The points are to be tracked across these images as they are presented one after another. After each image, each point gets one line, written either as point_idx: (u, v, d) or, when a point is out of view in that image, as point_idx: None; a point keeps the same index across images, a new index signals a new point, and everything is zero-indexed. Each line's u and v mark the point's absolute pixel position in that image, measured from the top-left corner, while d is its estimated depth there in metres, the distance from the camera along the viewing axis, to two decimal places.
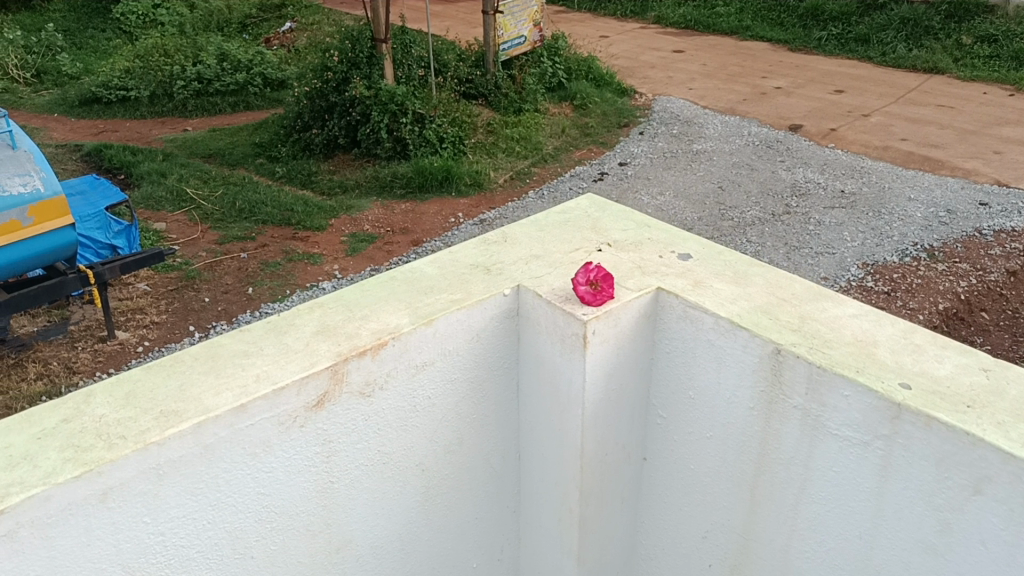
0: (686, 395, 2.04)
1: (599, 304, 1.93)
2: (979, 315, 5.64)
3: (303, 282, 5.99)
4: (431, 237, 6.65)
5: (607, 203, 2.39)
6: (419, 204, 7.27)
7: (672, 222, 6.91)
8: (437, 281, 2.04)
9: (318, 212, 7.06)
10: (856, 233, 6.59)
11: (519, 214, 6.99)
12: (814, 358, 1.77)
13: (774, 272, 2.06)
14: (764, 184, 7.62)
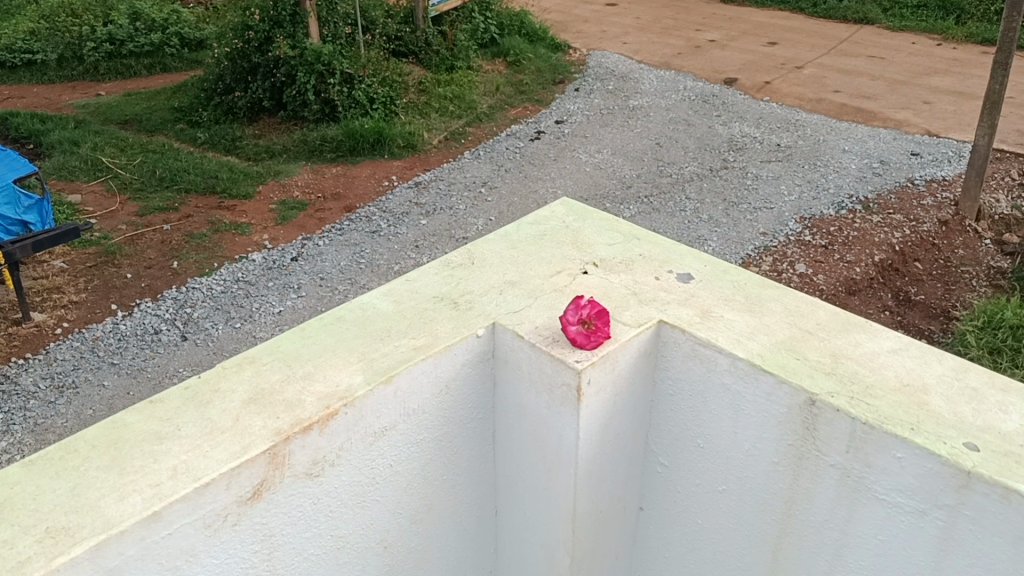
0: (694, 443, 1.74)
1: (593, 348, 1.60)
2: (913, 265, 5.39)
3: (231, 254, 5.51)
4: (364, 202, 6.22)
5: (586, 210, 2.05)
6: (351, 167, 6.81)
7: (613, 180, 6.57)
8: (394, 320, 1.69)
9: (242, 179, 6.54)
10: (793, 186, 6.38)
11: (457, 175, 6.60)
12: (858, 412, 1.47)
13: (792, 295, 1.76)
14: (702, 138, 7.31)
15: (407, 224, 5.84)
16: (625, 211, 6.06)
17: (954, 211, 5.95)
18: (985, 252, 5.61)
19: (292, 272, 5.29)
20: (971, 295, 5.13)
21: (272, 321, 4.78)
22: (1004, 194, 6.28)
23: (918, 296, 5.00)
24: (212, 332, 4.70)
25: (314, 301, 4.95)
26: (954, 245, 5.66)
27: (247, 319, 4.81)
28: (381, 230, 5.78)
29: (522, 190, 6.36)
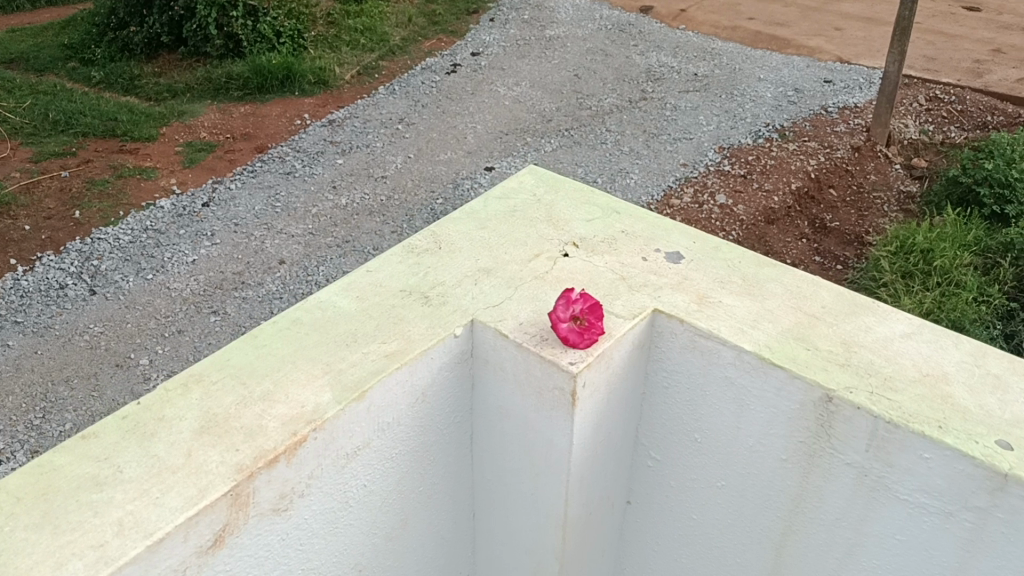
0: (690, 437, 1.61)
1: (587, 347, 1.43)
2: (828, 193, 5.10)
3: (138, 202, 4.98)
4: (277, 142, 5.66)
5: (557, 180, 1.88)
6: (260, 106, 6.14)
7: (531, 113, 6.05)
8: (359, 322, 1.49)
9: (143, 120, 5.89)
10: (711, 116, 5.97)
11: (372, 112, 6.03)
12: (880, 409, 1.35)
13: (790, 273, 1.63)
14: (619, 70, 6.78)
15: (323, 163, 5.39)
16: (545, 145, 5.58)
17: (866, 137, 5.59)
18: (895, 177, 5.29)
19: (205, 220, 4.84)
20: (884, 221, 4.85)
21: (186, 271, 4.41)
22: (911, 118, 5.88)
23: (833, 223, 4.83)
24: (123, 285, 4.32)
25: (230, 249, 4.58)
26: (866, 171, 5.33)
27: (159, 269, 4.42)
28: (296, 170, 5.32)
29: (439, 125, 5.86)
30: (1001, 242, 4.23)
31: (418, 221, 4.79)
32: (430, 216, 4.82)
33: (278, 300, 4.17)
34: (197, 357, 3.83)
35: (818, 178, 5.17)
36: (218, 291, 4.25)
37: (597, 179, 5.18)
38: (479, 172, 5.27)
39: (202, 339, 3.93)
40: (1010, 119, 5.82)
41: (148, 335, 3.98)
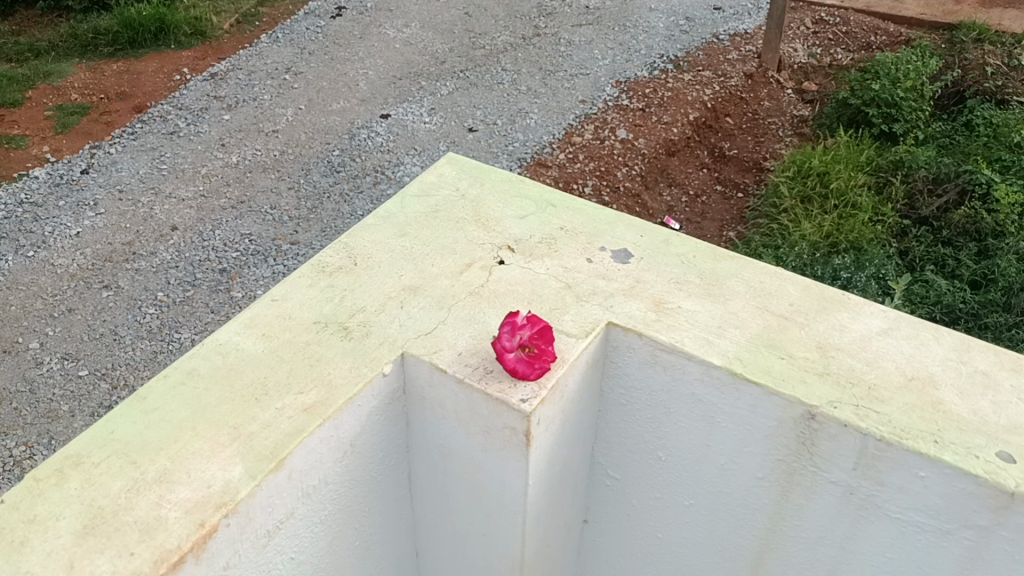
0: (653, 456, 1.46)
1: (538, 378, 1.24)
2: (725, 121, 4.70)
3: (7, 173, 4.32)
4: (156, 100, 4.90)
5: (484, 172, 1.67)
6: (133, 62, 5.32)
7: (423, 56, 5.30)
8: (268, 370, 1.26)
9: (2, 84, 5.05)
10: (605, 49, 5.28)
11: (256, 62, 5.22)
12: (868, 424, 1.22)
13: (751, 267, 1.47)
14: (512, 6, 5.93)
15: (208, 120, 4.68)
16: (441, 88, 4.94)
17: (758, 63, 5.11)
18: (789, 102, 4.88)
19: (85, 188, 4.20)
20: (780, 147, 4.48)
21: (70, 245, 3.86)
22: (800, 42, 5.44)
23: (732, 152, 4.49)
24: (0, 265, 3.76)
25: (117, 219, 4.00)
26: (760, 98, 4.90)
27: (39, 245, 3.86)
28: (180, 129, 4.62)
29: (329, 73, 5.11)
30: (891, 160, 4.04)
31: (315, 175, 4.26)
32: (328, 169, 4.29)
33: (175, 270, 3.71)
34: (91, 335, 3.41)
35: (715, 108, 4.72)
36: (109, 265, 3.75)
37: (496, 121, 4.61)
38: (375, 120, 4.66)
39: (96, 318, 3.49)
40: (894, 40, 5.43)
41: (36, 316, 3.51)
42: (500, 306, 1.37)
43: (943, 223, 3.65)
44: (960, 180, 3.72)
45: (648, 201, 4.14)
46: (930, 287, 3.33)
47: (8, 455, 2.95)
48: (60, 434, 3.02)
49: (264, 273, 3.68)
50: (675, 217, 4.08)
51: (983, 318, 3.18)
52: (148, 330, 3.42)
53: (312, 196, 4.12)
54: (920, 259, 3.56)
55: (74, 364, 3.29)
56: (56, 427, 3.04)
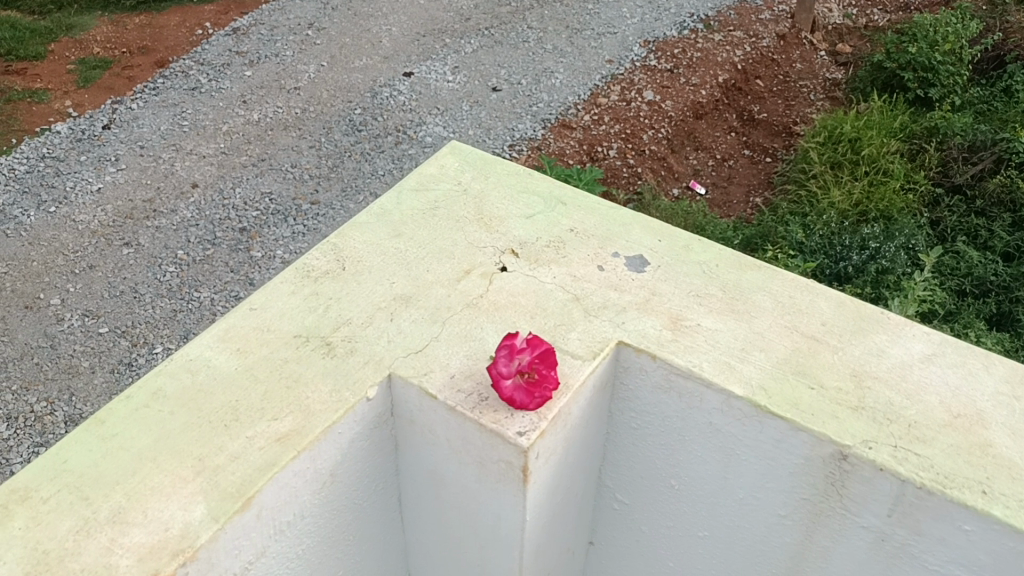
0: (665, 483, 1.33)
1: (537, 407, 1.11)
2: (755, 83, 4.47)
3: (27, 128, 4.05)
4: (179, 55, 4.58)
5: (490, 163, 1.54)
6: (156, 17, 4.96)
7: (448, 12, 4.96)
8: (241, 393, 1.14)
9: (23, 37, 4.72)
10: (633, 6, 5.00)
11: (279, 17, 4.88)
12: (907, 469, 1.08)
13: (779, 278, 1.33)
14: None
15: (231, 77, 4.38)
16: (466, 46, 4.63)
17: (789, 23, 4.87)
18: (821, 65, 4.65)
19: (107, 143, 3.95)
20: (810, 111, 4.27)
21: (90, 201, 3.64)
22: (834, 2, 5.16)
23: (762, 116, 4.27)
24: (22, 221, 3.55)
25: (138, 175, 3.77)
26: (792, 60, 4.66)
27: (60, 201, 3.65)
28: (201, 85, 4.32)
29: (353, 30, 4.80)
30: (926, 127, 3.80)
31: (337, 134, 4.00)
32: (350, 128, 4.02)
33: (196, 229, 3.51)
34: (111, 293, 3.26)
35: (745, 70, 4.48)
36: (129, 222, 3.54)
37: (520, 81, 4.34)
38: (398, 78, 4.37)
39: (116, 276, 3.32)
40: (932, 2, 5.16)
41: (57, 273, 3.35)
42: (502, 320, 1.24)
43: (978, 193, 3.43)
44: (996, 148, 3.50)
45: (674, 166, 3.94)
46: (961, 258, 3.19)
47: (29, 411, 2.85)
48: (81, 390, 2.91)
49: (284, 234, 3.49)
50: (701, 183, 3.91)
51: (1014, 290, 3.03)
52: (167, 289, 3.26)
53: (333, 155, 3.88)
54: (952, 228, 3.36)
55: (94, 322, 3.15)
56: (77, 383, 2.93)
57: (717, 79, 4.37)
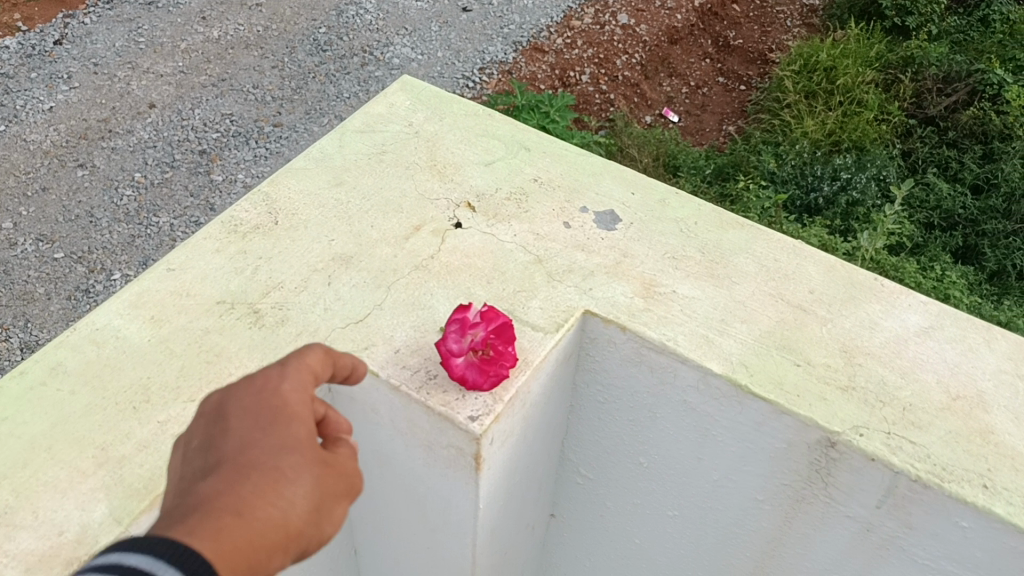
0: (633, 461, 1.21)
1: (492, 387, 0.98)
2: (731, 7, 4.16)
3: None
4: None
5: (443, 102, 1.39)
6: None
7: None
8: (154, 370, 1.00)
9: None
10: None
11: None
12: (901, 459, 0.97)
13: (764, 238, 1.21)
14: None
15: None
16: None
17: None
18: None
19: (59, 60, 3.46)
20: (786, 39, 3.96)
21: (42, 121, 3.19)
22: None
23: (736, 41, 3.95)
24: None
25: (92, 93, 3.31)
26: None
27: (8, 119, 3.19)
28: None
29: None
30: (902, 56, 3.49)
31: (301, 54, 3.55)
32: (314, 48, 3.58)
33: (153, 150, 3.09)
34: (66, 218, 2.88)
35: None
36: (83, 142, 3.12)
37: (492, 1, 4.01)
38: None
39: (70, 199, 2.93)
40: None
41: (6, 195, 2.94)
42: (455, 286, 1.10)
43: (951, 124, 3.13)
44: (970, 79, 3.19)
45: (647, 92, 3.64)
46: (931, 191, 2.89)
47: None
48: (36, 317, 2.61)
49: (247, 159, 3.08)
50: (674, 110, 3.59)
51: (982, 225, 2.76)
52: (125, 214, 2.88)
53: (297, 76, 3.44)
54: (923, 160, 3.05)
55: (48, 247, 2.79)
56: (32, 309, 2.62)
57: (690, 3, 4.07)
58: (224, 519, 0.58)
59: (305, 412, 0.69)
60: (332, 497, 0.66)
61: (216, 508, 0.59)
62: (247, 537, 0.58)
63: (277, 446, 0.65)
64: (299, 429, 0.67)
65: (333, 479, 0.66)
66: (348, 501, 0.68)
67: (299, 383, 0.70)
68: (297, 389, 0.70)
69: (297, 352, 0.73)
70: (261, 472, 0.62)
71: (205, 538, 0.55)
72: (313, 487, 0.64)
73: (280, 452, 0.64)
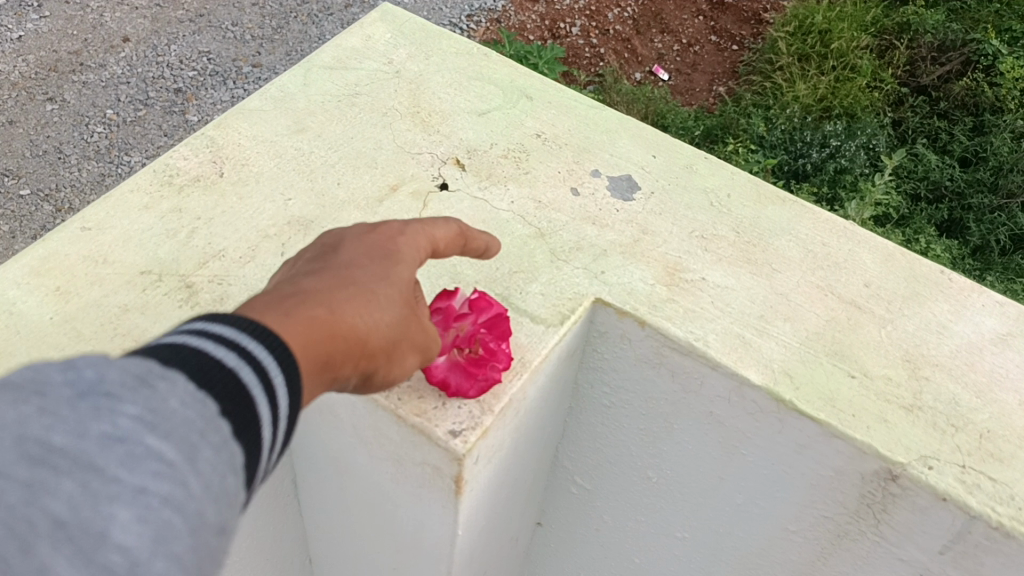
0: (640, 474, 1.03)
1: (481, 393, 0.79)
2: None
3: None
4: None
5: (430, 39, 1.16)
6: None
7: None
8: (55, 357, 0.79)
9: None
10: None
11: None
12: (979, 501, 0.78)
13: (809, 217, 1.01)
14: None
15: None
16: None
17: None
18: None
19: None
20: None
21: (8, 50, 2.55)
22: None
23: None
24: None
25: (64, 23, 2.65)
26: None
27: None
28: None
29: None
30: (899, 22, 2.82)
31: None
32: None
33: (126, 87, 2.50)
34: (30, 153, 2.33)
35: None
36: (53, 74, 2.50)
37: None
38: None
39: (38, 133, 2.37)
40: None
41: None
42: (436, 262, 0.89)
43: (943, 94, 2.54)
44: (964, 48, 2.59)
45: (637, 48, 3.03)
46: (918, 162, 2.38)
47: None
48: None
49: (227, 100, 2.49)
50: (664, 68, 2.98)
51: (969, 199, 2.27)
52: (96, 151, 2.35)
53: (278, 15, 2.77)
54: (913, 131, 2.50)
55: (14, 183, 2.26)
56: None
57: None
58: (314, 314, 0.53)
59: (412, 264, 0.66)
60: (404, 347, 0.63)
61: (308, 302, 0.54)
62: (330, 340, 0.53)
63: (380, 278, 0.62)
64: (402, 274, 0.64)
65: (412, 331, 0.63)
66: (412, 361, 0.65)
67: (416, 240, 0.68)
68: (412, 245, 0.67)
69: (431, 218, 0.70)
70: (358, 290, 0.59)
71: (292, 325, 0.50)
72: (397, 326, 0.60)
73: (382, 284, 0.61)
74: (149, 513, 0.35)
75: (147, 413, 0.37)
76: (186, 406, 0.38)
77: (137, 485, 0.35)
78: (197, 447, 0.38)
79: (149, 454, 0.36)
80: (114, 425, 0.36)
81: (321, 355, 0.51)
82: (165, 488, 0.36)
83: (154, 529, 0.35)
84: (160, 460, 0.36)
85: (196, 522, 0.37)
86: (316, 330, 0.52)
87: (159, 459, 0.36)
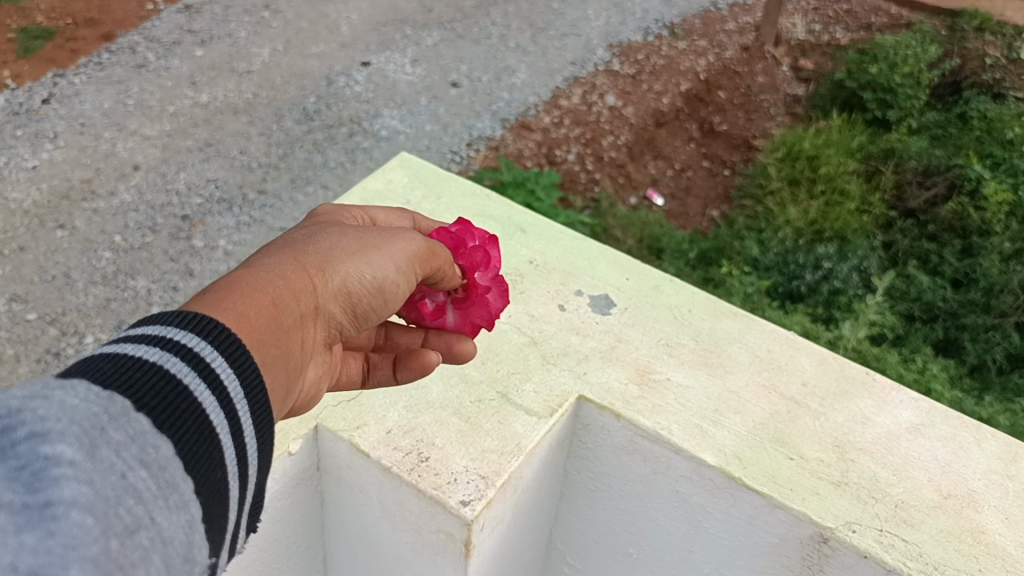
0: (622, 552, 1.18)
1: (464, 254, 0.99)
2: (715, 92, 3.68)
3: None
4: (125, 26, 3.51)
5: (445, 182, 1.40)
6: None
7: None
8: None
9: None
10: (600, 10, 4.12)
11: None
12: (893, 557, 0.95)
13: (759, 329, 1.22)
14: None
15: (180, 56, 3.41)
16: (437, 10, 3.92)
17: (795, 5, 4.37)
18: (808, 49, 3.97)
19: (45, 119, 3.04)
20: (772, 126, 3.51)
21: (23, 179, 2.81)
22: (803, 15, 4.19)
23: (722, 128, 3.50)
24: None
25: (77, 154, 2.93)
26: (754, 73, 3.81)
27: None
28: (150, 63, 3.35)
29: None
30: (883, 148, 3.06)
31: (288, 122, 3.16)
32: (302, 116, 3.18)
33: (134, 213, 2.74)
34: (39, 278, 2.53)
35: (711, 79, 3.74)
36: (64, 202, 2.75)
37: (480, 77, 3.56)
38: (355, 69, 3.46)
39: (47, 260, 2.58)
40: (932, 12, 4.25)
41: None
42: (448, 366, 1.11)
43: (931, 217, 2.71)
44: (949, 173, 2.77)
45: (632, 173, 3.26)
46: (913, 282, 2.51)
47: None
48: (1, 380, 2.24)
49: (231, 225, 2.74)
50: (659, 192, 3.21)
51: (963, 319, 2.36)
52: (102, 276, 2.55)
53: (284, 143, 3.07)
54: (905, 252, 2.65)
55: (21, 307, 2.44)
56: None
57: (665, 92, 3.62)
58: (261, 264, 0.77)
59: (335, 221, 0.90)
60: (369, 250, 0.84)
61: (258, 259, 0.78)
62: (279, 290, 0.74)
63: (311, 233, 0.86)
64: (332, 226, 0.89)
65: (361, 244, 0.85)
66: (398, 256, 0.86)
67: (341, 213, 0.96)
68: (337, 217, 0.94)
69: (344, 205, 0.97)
70: (291, 245, 0.82)
71: (235, 275, 0.74)
72: (336, 246, 0.83)
73: (311, 234, 0.85)
74: (54, 526, 0.45)
75: (40, 425, 0.48)
76: (85, 402, 0.51)
77: (45, 500, 0.45)
78: (97, 444, 0.49)
79: (49, 463, 0.47)
80: (17, 456, 0.46)
81: (266, 281, 0.74)
82: (69, 491, 0.46)
83: (61, 538, 0.45)
84: (62, 463, 0.47)
85: (104, 521, 0.48)
86: (257, 270, 0.75)
87: (61, 463, 0.47)
